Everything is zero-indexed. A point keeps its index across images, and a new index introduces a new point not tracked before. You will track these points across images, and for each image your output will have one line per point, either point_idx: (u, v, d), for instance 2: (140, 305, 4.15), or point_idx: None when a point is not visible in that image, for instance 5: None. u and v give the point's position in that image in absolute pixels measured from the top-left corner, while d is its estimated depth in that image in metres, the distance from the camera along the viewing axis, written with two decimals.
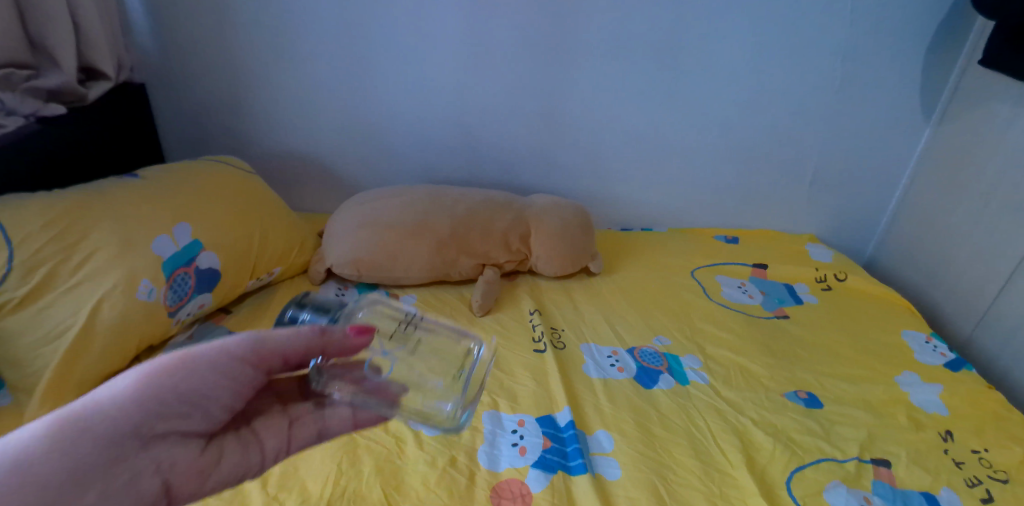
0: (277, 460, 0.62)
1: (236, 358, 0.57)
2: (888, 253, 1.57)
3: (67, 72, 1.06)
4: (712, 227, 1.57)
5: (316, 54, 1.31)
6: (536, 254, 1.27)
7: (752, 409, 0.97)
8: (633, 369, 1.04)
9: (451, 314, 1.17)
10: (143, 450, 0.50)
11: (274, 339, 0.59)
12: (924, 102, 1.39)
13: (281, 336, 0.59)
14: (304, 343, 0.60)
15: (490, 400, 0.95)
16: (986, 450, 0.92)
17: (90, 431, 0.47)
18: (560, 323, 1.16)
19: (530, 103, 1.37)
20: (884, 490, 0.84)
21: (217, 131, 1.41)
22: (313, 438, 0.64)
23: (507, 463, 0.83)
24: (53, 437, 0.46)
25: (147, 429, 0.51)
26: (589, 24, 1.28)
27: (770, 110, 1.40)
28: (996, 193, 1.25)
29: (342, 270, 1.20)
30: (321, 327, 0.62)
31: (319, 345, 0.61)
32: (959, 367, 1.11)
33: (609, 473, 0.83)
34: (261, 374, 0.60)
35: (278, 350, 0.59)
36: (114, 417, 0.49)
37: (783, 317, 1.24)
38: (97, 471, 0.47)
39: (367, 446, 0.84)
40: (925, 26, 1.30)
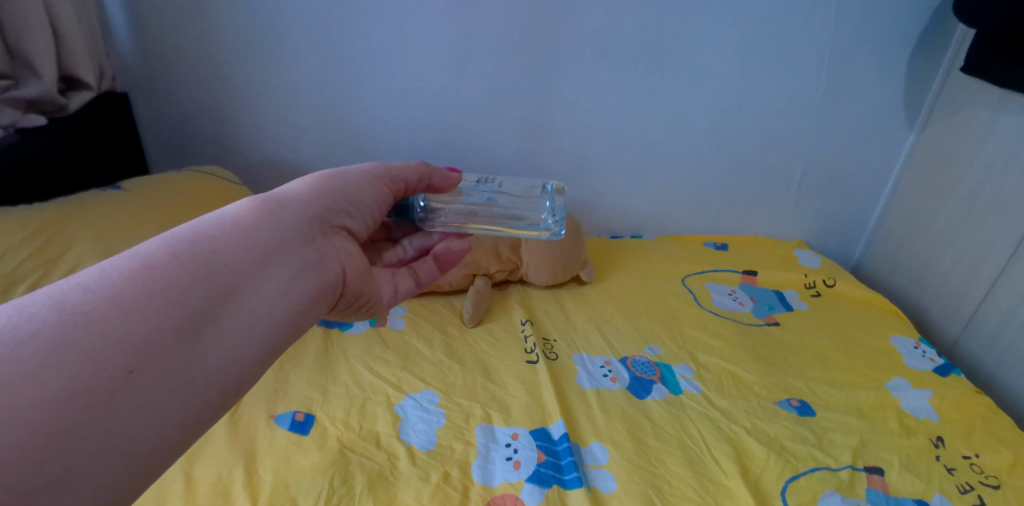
0: (412, 292, 0.71)
1: (379, 178, 0.65)
2: (874, 258, 1.58)
3: (47, 82, 1.03)
4: (701, 234, 1.58)
5: (301, 63, 1.30)
6: (527, 264, 1.26)
7: (744, 417, 0.97)
8: (626, 378, 1.04)
9: (441, 325, 1.16)
10: (327, 232, 0.57)
11: (397, 167, 0.68)
12: (907, 109, 1.41)
13: (402, 166, 0.69)
14: (420, 171, 0.71)
15: (482, 413, 0.94)
16: (976, 455, 0.93)
17: (286, 209, 0.54)
18: (552, 333, 1.16)
19: (519, 111, 1.37)
20: (878, 498, 0.84)
21: (200, 140, 1.39)
22: (412, 287, 0.71)
23: (501, 478, 0.82)
24: (257, 210, 0.52)
25: (325, 219, 0.57)
26: (577, 33, 1.28)
27: (756, 118, 1.41)
28: (979, 199, 1.27)
29: None
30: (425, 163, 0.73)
31: (426, 176, 0.71)
32: (948, 372, 1.12)
33: (604, 486, 0.82)
34: (392, 199, 0.68)
35: (402, 179, 0.69)
36: (300, 202, 0.56)
37: (773, 323, 1.25)
38: (299, 238, 0.53)
39: (359, 463, 0.83)
40: (908, 34, 1.32)
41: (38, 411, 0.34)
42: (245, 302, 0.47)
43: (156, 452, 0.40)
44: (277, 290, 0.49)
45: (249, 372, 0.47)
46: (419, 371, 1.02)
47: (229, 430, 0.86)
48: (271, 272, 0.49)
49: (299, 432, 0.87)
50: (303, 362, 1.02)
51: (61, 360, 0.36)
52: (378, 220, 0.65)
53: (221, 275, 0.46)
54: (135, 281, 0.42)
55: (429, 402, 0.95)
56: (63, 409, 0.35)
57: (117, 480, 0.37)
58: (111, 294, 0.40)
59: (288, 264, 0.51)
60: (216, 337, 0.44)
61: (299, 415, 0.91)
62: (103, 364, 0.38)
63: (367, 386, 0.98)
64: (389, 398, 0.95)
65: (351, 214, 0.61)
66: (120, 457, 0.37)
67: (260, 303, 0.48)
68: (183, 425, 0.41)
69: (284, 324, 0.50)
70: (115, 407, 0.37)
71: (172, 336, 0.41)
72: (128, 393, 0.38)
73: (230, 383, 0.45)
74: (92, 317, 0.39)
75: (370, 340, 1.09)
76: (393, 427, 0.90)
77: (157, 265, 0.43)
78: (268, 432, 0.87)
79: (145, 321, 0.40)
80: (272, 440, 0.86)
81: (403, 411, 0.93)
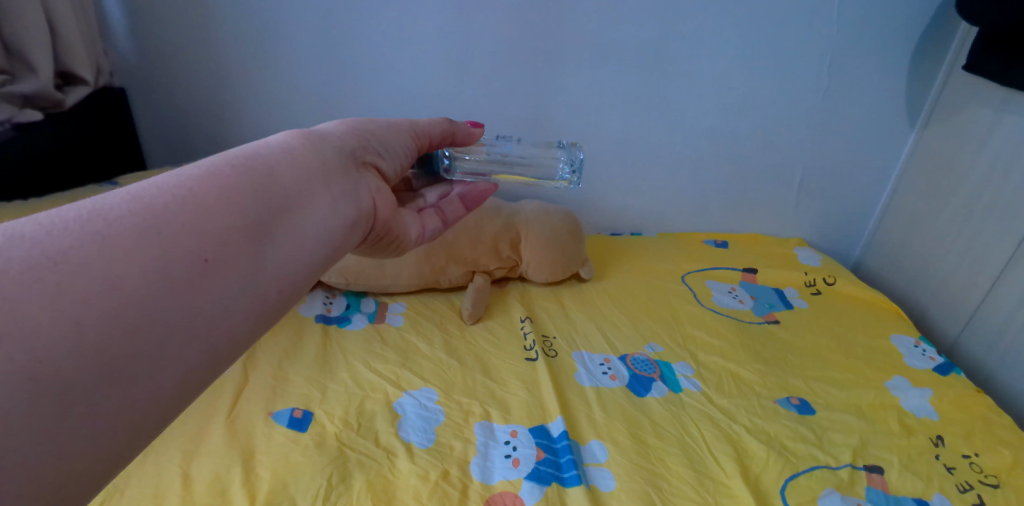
0: (432, 235, 0.75)
1: (405, 128, 0.69)
2: (874, 256, 1.58)
3: (43, 78, 1.02)
4: (701, 232, 1.57)
5: (300, 60, 1.29)
6: (527, 261, 1.26)
7: (744, 416, 0.97)
8: (625, 376, 1.04)
9: (441, 322, 1.15)
10: (362, 167, 0.61)
11: (423, 123, 0.72)
12: (908, 108, 1.40)
13: (427, 123, 0.73)
14: (443, 127, 0.74)
15: (482, 411, 0.93)
16: (976, 454, 0.93)
17: (325, 142, 0.58)
18: (551, 331, 1.15)
19: (519, 108, 1.36)
20: (877, 497, 0.84)
21: (197, 136, 1.39)
22: (438, 225, 0.75)
23: (500, 476, 0.82)
24: (305, 138, 0.57)
25: (362, 154, 0.62)
26: (578, 31, 1.27)
27: (757, 116, 1.40)
28: (980, 198, 1.26)
29: (330, 278, 1.18)
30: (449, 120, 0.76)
31: (450, 132, 0.75)
32: (948, 371, 1.12)
33: (604, 485, 0.82)
34: (417, 150, 0.72)
35: (429, 133, 0.73)
36: (338, 137, 0.60)
37: (773, 322, 1.24)
38: (340, 166, 0.58)
39: (358, 461, 0.83)
40: (910, 32, 1.31)
41: (136, 283, 0.39)
42: (297, 217, 0.51)
43: (227, 334, 0.44)
44: (323, 209, 0.54)
45: (299, 280, 0.52)
46: (418, 368, 1.02)
47: (227, 428, 0.86)
48: (318, 192, 0.54)
49: (298, 430, 0.87)
50: (301, 359, 1.01)
51: (151, 245, 0.41)
52: (405, 165, 0.69)
53: (273, 190, 0.50)
54: (208, 187, 0.47)
55: (427, 399, 0.95)
56: (152, 286, 0.40)
57: (195, 351, 0.42)
58: (189, 196, 0.45)
59: (332, 187, 0.55)
60: (273, 244, 0.49)
61: (298, 413, 0.90)
62: (185, 251, 0.42)
63: (366, 384, 0.97)
64: (388, 396, 0.95)
65: (383, 155, 0.65)
66: (198, 334, 0.42)
67: (310, 219, 0.52)
68: (248, 315, 0.46)
69: (329, 240, 0.55)
70: (195, 289, 0.42)
71: (235, 235, 0.46)
72: (201, 278, 0.43)
73: (284, 286, 0.50)
74: (174, 212, 0.44)
75: (369, 337, 1.09)
76: (392, 425, 0.89)
77: (221, 175, 0.48)
78: (266, 429, 0.86)
79: (217, 221, 0.45)
80: (270, 438, 0.85)
81: (402, 409, 0.93)
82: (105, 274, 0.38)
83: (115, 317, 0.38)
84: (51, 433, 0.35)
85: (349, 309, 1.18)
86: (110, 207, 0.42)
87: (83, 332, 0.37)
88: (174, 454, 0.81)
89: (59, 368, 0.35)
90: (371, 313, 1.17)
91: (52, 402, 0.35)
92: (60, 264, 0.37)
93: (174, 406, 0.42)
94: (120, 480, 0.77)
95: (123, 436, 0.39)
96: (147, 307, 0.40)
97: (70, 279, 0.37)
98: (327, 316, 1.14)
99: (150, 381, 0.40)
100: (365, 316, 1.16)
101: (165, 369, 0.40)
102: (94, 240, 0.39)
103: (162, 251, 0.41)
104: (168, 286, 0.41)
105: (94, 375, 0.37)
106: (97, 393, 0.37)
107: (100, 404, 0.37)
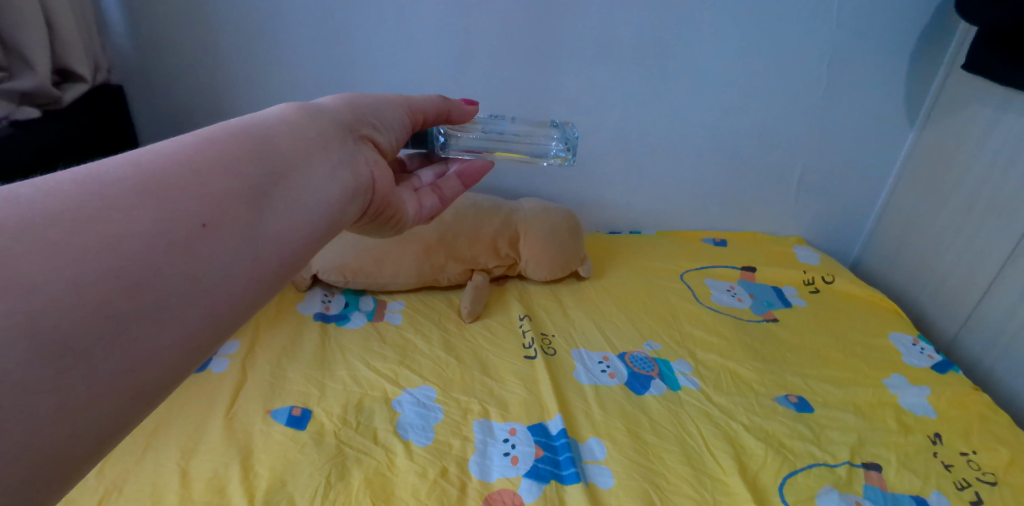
0: (428, 213, 0.73)
1: (401, 103, 0.66)
2: (873, 255, 1.58)
3: (41, 74, 1.02)
4: (700, 230, 1.58)
5: (299, 58, 1.29)
6: (525, 259, 1.26)
7: (742, 414, 0.97)
8: (624, 375, 1.04)
9: (439, 320, 1.15)
10: (361, 139, 0.58)
11: (417, 100, 0.69)
12: (907, 107, 1.41)
13: (421, 101, 0.69)
14: (436, 106, 0.71)
15: (480, 409, 0.93)
16: (973, 452, 0.93)
17: (322, 113, 0.55)
18: (550, 329, 1.15)
19: (518, 107, 1.36)
20: (875, 495, 0.85)
21: (195, 134, 1.38)
22: (436, 203, 0.73)
23: (499, 473, 0.82)
24: (301, 109, 0.54)
25: (361, 125, 0.59)
26: (577, 29, 1.27)
27: (757, 115, 1.40)
28: (979, 196, 1.27)
29: (328, 276, 1.18)
30: (443, 97, 0.73)
31: (444, 110, 0.72)
32: (946, 369, 1.12)
33: (602, 482, 0.82)
34: (411, 126, 0.69)
35: (423, 113, 0.70)
36: (336, 108, 0.57)
37: (771, 320, 1.24)
38: (339, 136, 0.55)
39: (356, 459, 0.83)
40: (910, 31, 1.31)
41: (133, 244, 0.37)
42: (298, 184, 0.48)
43: (231, 300, 0.42)
44: (325, 177, 0.51)
45: (304, 249, 0.49)
46: (417, 366, 1.02)
47: (226, 425, 0.86)
48: (318, 160, 0.51)
49: (296, 427, 0.87)
50: (300, 357, 1.01)
51: (147, 206, 0.39)
52: (400, 141, 0.66)
53: (272, 158, 0.47)
54: (205, 151, 0.44)
55: (426, 397, 0.95)
56: (151, 248, 0.38)
57: (199, 314, 0.40)
58: (185, 159, 0.43)
59: (332, 155, 0.52)
60: (274, 210, 0.46)
61: (296, 411, 0.90)
62: (181, 214, 0.40)
63: (365, 382, 0.97)
64: (387, 394, 0.95)
65: (379, 128, 0.62)
66: (199, 298, 0.40)
67: (311, 187, 0.49)
68: (251, 282, 0.43)
69: (333, 210, 0.52)
70: (195, 253, 0.40)
71: (234, 200, 0.43)
72: (201, 243, 0.40)
73: (289, 253, 0.47)
74: (171, 175, 0.41)
75: (368, 335, 1.09)
76: (391, 423, 0.89)
77: (218, 141, 0.46)
78: (265, 427, 0.86)
79: (214, 185, 0.43)
80: (268, 435, 0.85)
81: (401, 407, 0.93)
82: (101, 234, 0.36)
83: (113, 278, 0.36)
84: (48, 397, 0.33)
85: (347, 307, 1.17)
86: (106, 168, 0.39)
87: (81, 292, 0.34)
88: (173, 452, 0.81)
89: (55, 329, 0.33)
90: (370, 311, 1.17)
91: (49, 364, 0.33)
92: (57, 223, 0.35)
93: (177, 373, 0.39)
94: (119, 478, 0.77)
95: (128, 398, 0.37)
96: (146, 268, 0.37)
97: (67, 239, 0.35)
98: (325, 314, 1.14)
99: (152, 345, 0.37)
100: (363, 314, 1.16)
101: (165, 333, 0.38)
102: (92, 199, 0.37)
103: (159, 213, 0.39)
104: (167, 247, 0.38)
105: (92, 337, 0.35)
106: (95, 356, 0.35)
107: (97, 368, 0.35)
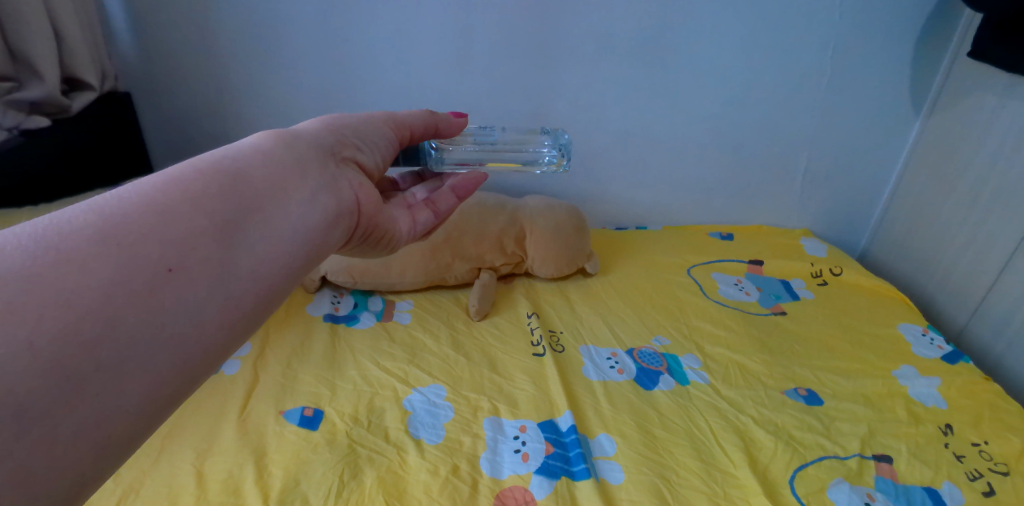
0: (423, 231, 0.72)
1: (386, 119, 0.67)
2: (881, 246, 1.57)
3: (49, 84, 1.04)
4: (706, 224, 1.57)
5: (302, 61, 1.29)
6: (532, 257, 1.26)
7: (751, 407, 0.97)
8: (633, 370, 1.04)
9: (447, 319, 1.16)
10: (343, 161, 0.58)
11: (403, 115, 0.69)
12: (912, 96, 1.40)
13: (408, 115, 0.70)
14: (423, 119, 0.71)
15: (490, 407, 0.94)
16: (985, 442, 0.93)
17: (298, 140, 0.55)
18: (557, 326, 1.16)
19: (521, 104, 1.36)
20: (887, 486, 0.85)
21: (202, 137, 1.39)
22: (430, 219, 0.72)
23: (510, 470, 0.83)
24: (276, 137, 0.54)
25: (340, 148, 0.59)
26: (578, 26, 1.27)
27: (761, 107, 1.40)
28: (987, 185, 1.26)
29: (336, 277, 1.19)
30: (433, 110, 0.73)
31: (433, 122, 0.72)
32: (956, 359, 1.11)
33: (612, 477, 0.83)
34: (399, 142, 0.69)
35: (412, 128, 0.70)
36: (315, 132, 0.58)
37: (779, 313, 1.24)
38: (317, 161, 0.54)
39: (368, 457, 0.84)
40: (913, 19, 1.30)
41: (91, 298, 0.37)
42: (274, 214, 0.48)
43: (202, 343, 0.42)
44: (300, 204, 0.51)
45: (281, 280, 0.48)
46: (427, 365, 1.02)
47: (239, 427, 0.87)
48: (296, 188, 0.51)
49: (308, 427, 0.88)
50: (310, 358, 1.02)
51: (108, 255, 0.38)
52: (387, 158, 0.66)
53: (243, 191, 0.47)
54: (172, 190, 0.44)
55: (436, 396, 0.96)
56: (111, 299, 0.38)
57: (167, 361, 0.40)
58: (148, 202, 0.42)
59: (310, 181, 0.52)
60: (248, 245, 0.46)
61: (308, 411, 0.91)
62: (145, 260, 0.40)
63: (375, 382, 0.98)
64: (397, 393, 0.96)
65: (362, 148, 0.62)
66: (164, 347, 0.39)
67: (288, 215, 0.49)
68: (224, 323, 0.43)
69: (312, 237, 0.51)
70: (157, 301, 0.39)
71: (202, 238, 0.43)
72: (164, 287, 0.40)
73: (264, 290, 0.47)
74: (134, 220, 0.41)
75: (378, 335, 1.10)
76: (401, 422, 0.90)
77: (185, 179, 0.45)
78: (277, 428, 0.87)
79: (180, 225, 0.42)
80: (281, 436, 0.86)
81: (411, 405, 0.93)
82: (57, 291, 0.36)
83: (69, 335, 0.35)
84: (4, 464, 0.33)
85: (356, 308, 1.18)
86: (65, 219, 0.39)
87: (35, 354, 0.34)
88: (188, 454, 0.82)
89: (9, 394, 0.33)
90: (379, 311, 1.18)
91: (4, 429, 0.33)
92: (8, 283, 0.35)
93: (145, 423, 0.39)
94: (136, 480, 0.78)
95: (92, 453, 0.37)
96: (104, 322, 0.37)
97: (19, 297, 0.35)
98: (335, 315, 1.15)
99: (115, 399, 0.37)
100: (372, 314, 1.16)
101: (130, 385, 0.38)
102: (49, 254, 0.37)
103: (116, 264, 0.38)
104: (126, 297, 0.38)
105: (49, 396, 0.34)
106: (54, 416, 0.35)
107: (57, 428, 0.35)
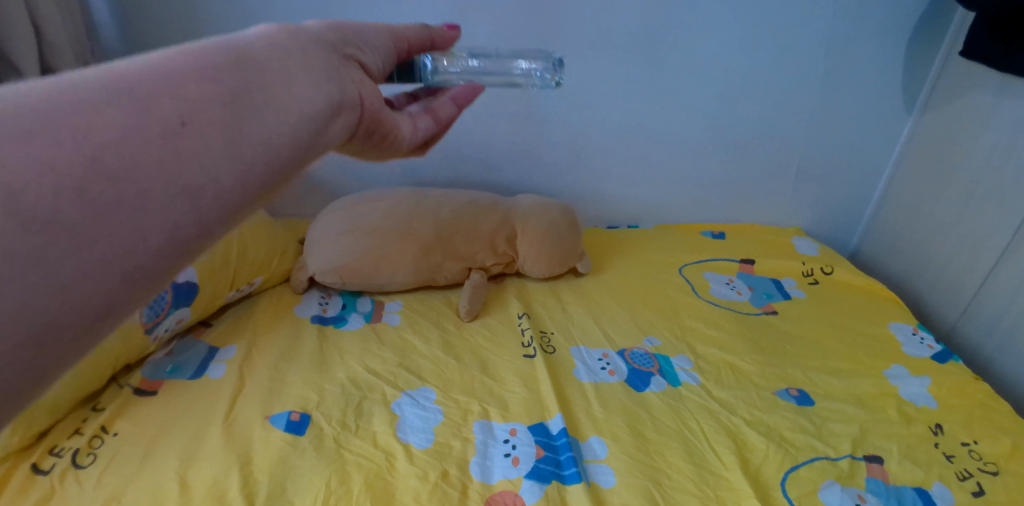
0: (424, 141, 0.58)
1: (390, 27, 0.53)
2: (872, 245, 1.58)
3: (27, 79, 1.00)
4: (699, 223, 1.57)
5: None
6: (524, 257, 1.25)
7: (743, 408, 0.97)
8: (624, 371, 1.04)
9: (438, 320, 1.14)
10: (345, 59, 0.46)
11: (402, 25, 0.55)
12: (905, 95, 1.40)
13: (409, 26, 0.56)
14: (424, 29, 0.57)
15: (480, 409, 0.93)
16: (975, 441, 0.93)
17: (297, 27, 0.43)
18: (549, 326, 1.15)
19: (514, 102, 1.35)
20: (878, 487, 0.84)
21: None
22: (431, 126, 0.59)
23: (500, 474, 0.82)
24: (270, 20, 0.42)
25: (350, 46, 0.47)
26: (571, 23, 1.26)
27: (754, 105, 1.39)
28: (978, 184, 1.26)
29: (325, 278, 1.17)
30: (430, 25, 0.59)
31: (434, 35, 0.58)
32: (946, 359, 1.12)
33: (603, 481, 0.82)
34: (400, 52, 0.55)
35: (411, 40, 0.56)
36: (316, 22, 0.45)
37: (771, 312, 1.24)
38: (314, 47, 0.42)
39: (356, 462, 0.82)
40: (907, 18, 1.30)
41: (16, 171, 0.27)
42: (278, 95, 0.38)
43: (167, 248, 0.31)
44: (298, 93, 0.39)
45: (273, 182, 0.38)
46: (417, 367, 1.01)
47: (225, 432, 0.85)
48: (290, 73, 0.39)
49: (295, 432, 0.86)
50: (298, 361, 1.01)
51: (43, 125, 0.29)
52: (390, 68, 0.53)
53: (230, 69, 0.37)
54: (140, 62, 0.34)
55: (425, 398, 0.94)
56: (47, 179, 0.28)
57: (117, 270, 0.30)
58: (135, 66, 0.34)
59: (308, 68, 0.41)
60: (249, 123, 0.36)
61: (295, 415, 0.90)
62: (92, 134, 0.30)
63: (364, 385, 0.97)
64: (386, 396, 0.95)
65: (367, 49, 0.49)
66: (114, 249, 0.30)
67: (284, 104, 0.38)
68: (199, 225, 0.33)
69: (311, 135, 0.40)
70: (135, 177, 0.30)
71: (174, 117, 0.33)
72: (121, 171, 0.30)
73: (267, 180, 0.37)
74: (84, 89, 0.31)
75: (367, 336, 1.08)
76: (390, 425, 0.89)
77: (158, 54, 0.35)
78: (264, 433, 0.86)
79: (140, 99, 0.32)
80: (268, 441, 0.85)
81: (400, 409, 0.92)
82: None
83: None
84: None
85: (345, 309, 1.17)
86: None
87: None
88: (172, 460, 0.81)
89: None
90: (368, 311, 1.16)
91: None
92: None
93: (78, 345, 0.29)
94: (118, 487, 0.76)
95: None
96: (70, 195, 0.28)
97: None
98: (323, 316, 1.13)
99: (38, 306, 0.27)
100: (361, 315, 1.15)
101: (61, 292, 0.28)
102: None
103: (91, 126, 0.30)
104: (94, 169, 0.29)
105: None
106: None
107: None
